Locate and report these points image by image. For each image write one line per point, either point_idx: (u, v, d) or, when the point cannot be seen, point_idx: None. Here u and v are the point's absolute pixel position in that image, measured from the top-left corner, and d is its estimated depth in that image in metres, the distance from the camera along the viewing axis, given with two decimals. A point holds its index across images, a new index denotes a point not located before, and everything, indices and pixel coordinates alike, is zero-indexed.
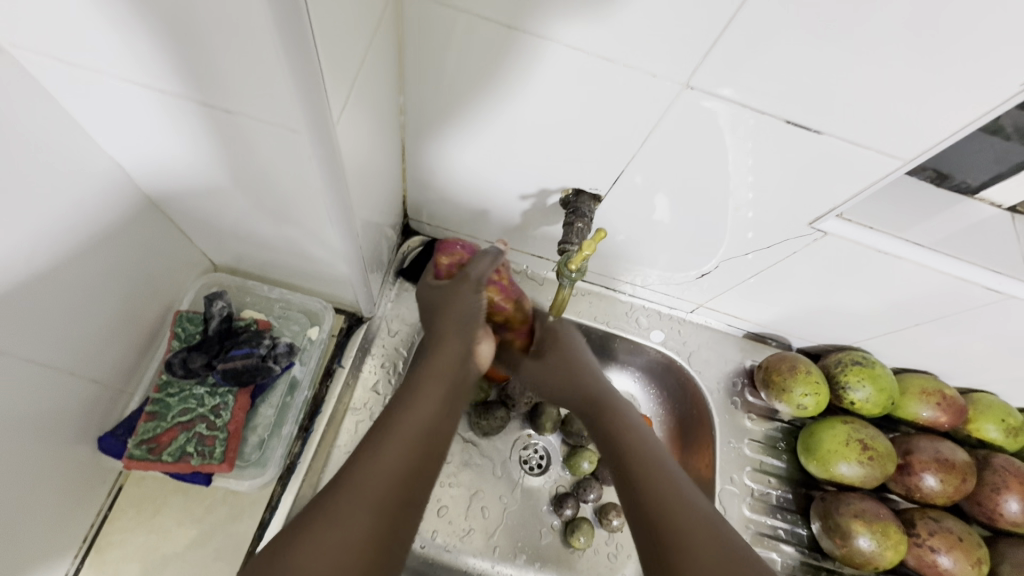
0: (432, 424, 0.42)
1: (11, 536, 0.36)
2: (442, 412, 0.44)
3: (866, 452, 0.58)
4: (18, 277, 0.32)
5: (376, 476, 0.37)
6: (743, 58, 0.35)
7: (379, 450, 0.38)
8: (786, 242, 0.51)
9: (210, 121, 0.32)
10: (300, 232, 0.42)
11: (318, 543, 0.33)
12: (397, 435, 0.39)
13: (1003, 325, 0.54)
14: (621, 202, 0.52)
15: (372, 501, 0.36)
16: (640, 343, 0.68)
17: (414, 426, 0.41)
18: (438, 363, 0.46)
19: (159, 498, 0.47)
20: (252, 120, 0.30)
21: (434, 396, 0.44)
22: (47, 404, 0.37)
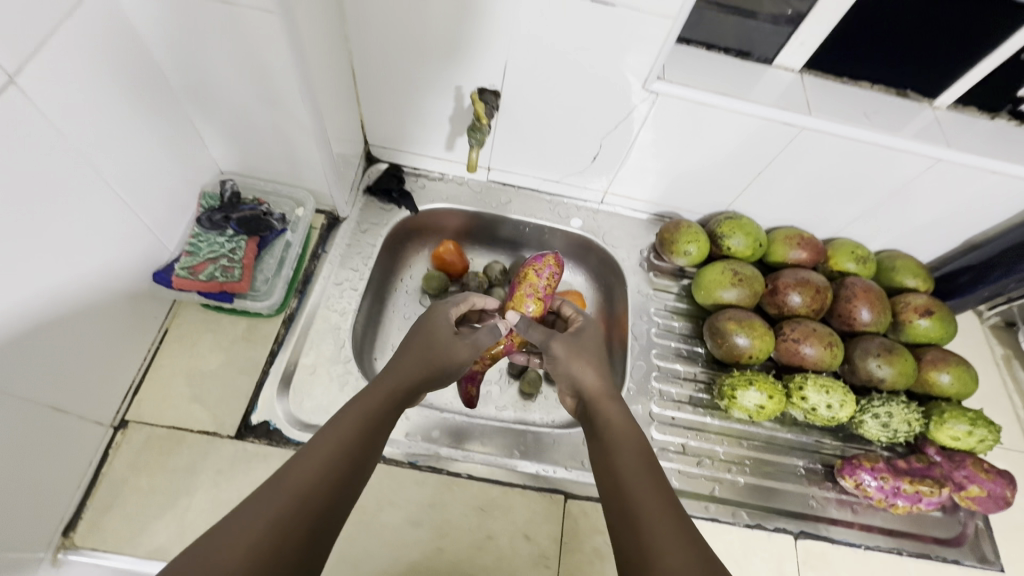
0: (371, 431, 0.47)
1: (93, 325, 0.53)
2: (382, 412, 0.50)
3: (736, 277, 0.75)
4: (102, 129, 0.49)
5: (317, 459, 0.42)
6: None
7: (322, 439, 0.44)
8: (637, 109, 0.69)
9: (219, 18, 0.50)
10: (287, 121, 0.61)
11: (255, 513, 0.37)
12: (335, 439, 0.45)
13: (813, 159, 0.72)
14: (518, 97, 0.70)
15: (303, 485, 0.40)
16: (563, 229, 0.86)
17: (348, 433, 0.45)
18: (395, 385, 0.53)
19: (195, 335, 0.64)
20: (247, 9, 0.48)
21: (369, 409, 0.49)
22: (119, 236, 0.54)
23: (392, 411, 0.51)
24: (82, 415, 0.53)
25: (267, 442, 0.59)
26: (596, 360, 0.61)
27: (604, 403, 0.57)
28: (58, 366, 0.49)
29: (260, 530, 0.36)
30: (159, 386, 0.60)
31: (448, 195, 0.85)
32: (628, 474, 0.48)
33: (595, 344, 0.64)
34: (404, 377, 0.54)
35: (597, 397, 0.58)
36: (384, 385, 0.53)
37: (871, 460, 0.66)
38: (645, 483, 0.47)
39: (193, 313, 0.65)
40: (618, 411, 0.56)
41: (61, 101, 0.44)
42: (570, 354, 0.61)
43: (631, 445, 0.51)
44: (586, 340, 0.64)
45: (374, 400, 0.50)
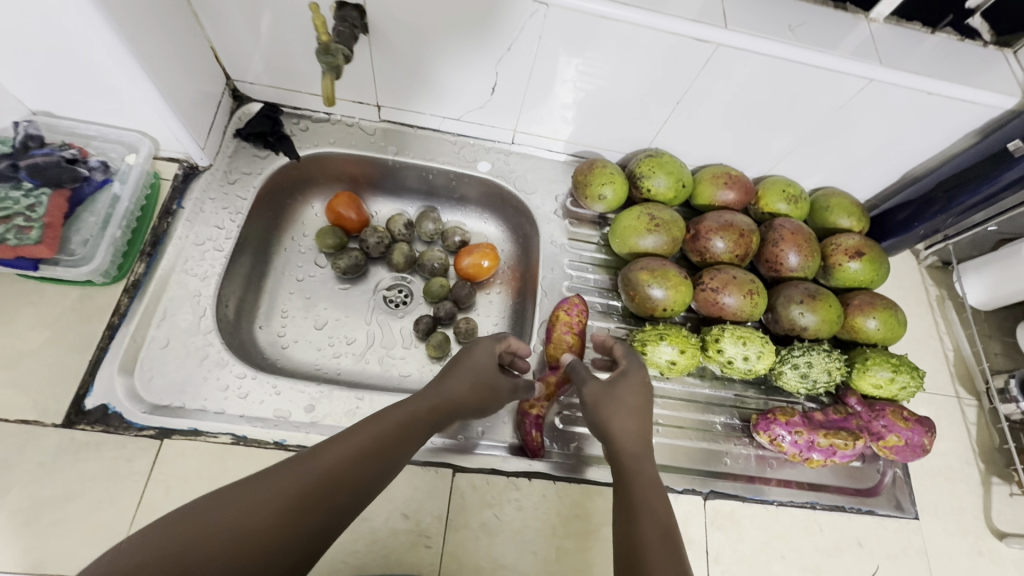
0: (383, 465, 0.43)
1: None
2: (406, 434, 0.46)
3: (653, 222, 0.68)
4: None
5: (310, 470, 0.40)
6: None
7: (332, 444, 0.42)
8: (527, 25, 0.59)
9: None
10: (85, 48, 0.49)
11: (230, 512, 0.36)
12: (344, 446, 0.42)
13: (733, 83, 0.64)
14: (389, 14, 0.59)
15: (305, 484, 0.39)
16: (470, 174, 0.77)
17: (359, 450, 0.42)
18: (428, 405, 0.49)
19: (13, 309, 0.54)
20: None
21: (374, 441, 0.43)
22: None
23: (422, 431, 0.48)
24: None
25: (102, 428, 0.52)
26: (639, 413, 0.52)
27: (630, 453, 0.49)
28: None
29: (235, 534, 0.35)
30: None
31: (335, 139, 0.75)
32: (643, 531, 0.41)
33: (639, 386, 0.54)
34: (448, 391, 0.51)
35: (626, 442, 0.49)
36: (400, 411, 0.47)
37: (786, 414, 0.62)
38: (656, 545, 0.39)
39: (10, 283, 0.55)
40: (642, 459, 0.48)
41: None
42: (602, 402, 0.52)
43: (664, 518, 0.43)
44: (630, 382, 0.54)
45: (376, 429, 0.44)
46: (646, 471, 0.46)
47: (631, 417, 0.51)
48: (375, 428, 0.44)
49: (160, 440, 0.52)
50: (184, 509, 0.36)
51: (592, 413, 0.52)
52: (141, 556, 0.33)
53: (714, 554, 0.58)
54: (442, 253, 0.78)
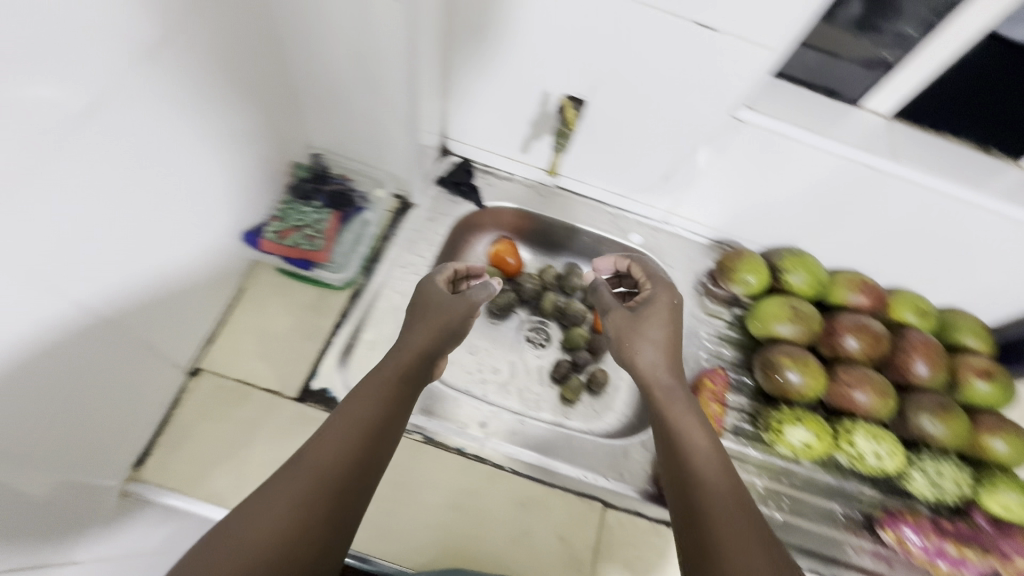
0: (391, 410, 0.50)
1: (183, 276, 0.56)
2: (386, 406, 0.50)
3: (794, 313, 0.75)
4: (221, 90, 0.53)
5: (320, 457, 0.45)
6: None
7: (331, 432, 0.46)
8: (718, 133, 0.69)
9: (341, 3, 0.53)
10: (382, 105, 0.64)
11: (274, 508, 0.42)
12: (342, 429, 0.47)
13: (887, 204, 0.72)
14: (601, 109, 0.71)
15: (339, 449, 0.45)
16: (622, 243, 0.87)
17: (365, 406, 0.49)
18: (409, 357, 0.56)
19: (268, 297, 0.67)
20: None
21: (374, 398, 0.50)
22: (208, 193, 0.56)
23: (400, 385, 0.53)
24: (165, 358, 0.56)
25: (324, 408, 0.62)
26: (663, 343, 0.58)
27: (657, 389, 0.55)
28: (153, 309, 0.52)
29: (269, 526, 0.41)
30: (230, 340, 0.63)
31: (514, 195, 0.87)
32: (708, 479, 0.47)
33: (666, 311, 0.60)
34: (403, 364, 0.55)
35: (652, 383, 0.56)
36: (377, 377, 0.52)
37: (915, 516, 0.67)
38: (729, 503, 0.45)
39: (267, 276, 0.68)
40: (682, 405, 0.54)
41: (180, 62, 0.46)
42: (623, 328, 0.60)
43: (693, 431, 0.51)
44: (654, 305, 0.61)
45: (370, 408, 0.48)
46: (675, 396, 0.54)
47: (657, 330, 0.59)
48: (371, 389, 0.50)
49: None
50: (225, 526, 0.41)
51: (613, 343, 0.60)
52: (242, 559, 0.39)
53: None
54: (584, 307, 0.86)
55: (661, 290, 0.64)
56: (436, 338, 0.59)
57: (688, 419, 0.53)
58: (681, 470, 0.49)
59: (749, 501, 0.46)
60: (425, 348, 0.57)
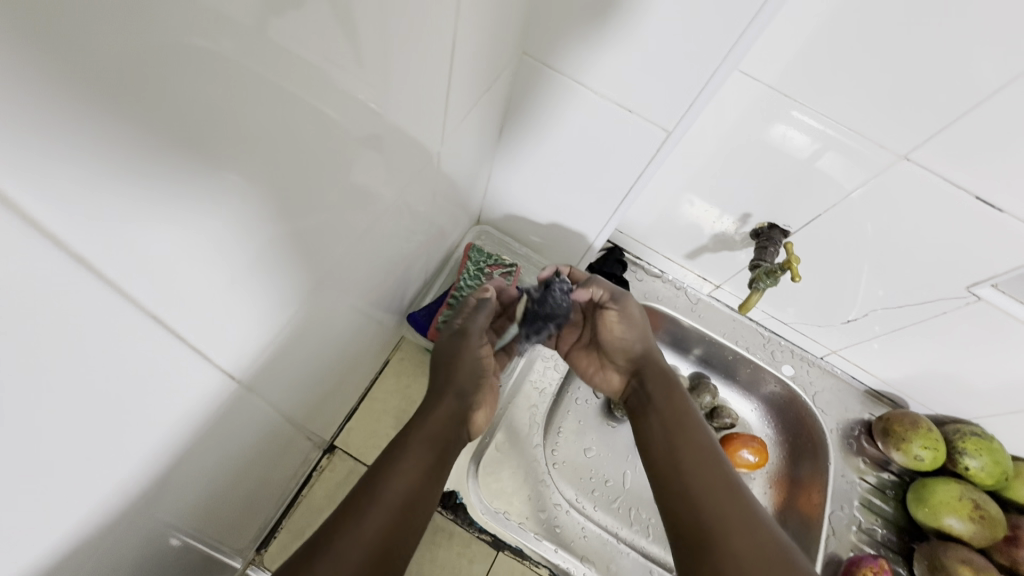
0: (429, 473, 0.46)
1: (346, 357, 0.52)
2: (423, 477, 0.46)
3: (977, 510, 0.65)
4: (440, 175, 0.50)
5: (353, 547, 0.38)
6: (939, 134, 0.48)
7: (360, 514, 0.41)
8: (939, 300, 0.60)
9: (598, 113, 0.50)
10: (590, 197, 0.60)
11: None
12: (371, 515, 0.41)
13: None
14: (803, 242, 0.64)
15: (385, 506, 0.42)
16: (771, 372, 0.79)
17: (415, 465, 0.45)
18: (440, 414, 0.50)
19: (411, 375, 0.62)
20: (637, 117, 0.49)
21: (422, 458, 0.47)
22: (394, 269, 0.53)
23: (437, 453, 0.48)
24: (309, 437, 0.52)
25: (452, 517, 0.56)
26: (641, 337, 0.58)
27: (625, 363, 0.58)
28: (311, 393, 0.48)
29: None
30: (368, 421, 0.59)
31: (662, 296, 0.80)
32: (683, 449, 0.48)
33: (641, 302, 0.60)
34: (432, 428, 0.49)
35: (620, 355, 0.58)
36: (424, 424, 0.49)
37: None
38: (705, 474, 0.46)
39: (413, 351, 0.63)
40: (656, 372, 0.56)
41: (420, 153, 0.42)
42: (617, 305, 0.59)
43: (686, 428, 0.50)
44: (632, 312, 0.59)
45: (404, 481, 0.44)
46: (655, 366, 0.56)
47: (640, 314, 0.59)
48: (404, 447, 0.46)
49: (495, 550, 0.56)
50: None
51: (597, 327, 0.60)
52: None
53: None
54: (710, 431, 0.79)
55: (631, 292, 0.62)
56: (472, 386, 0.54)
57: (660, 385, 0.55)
58: (682, 464, 0.47)
59: (753, 506, 0.44)
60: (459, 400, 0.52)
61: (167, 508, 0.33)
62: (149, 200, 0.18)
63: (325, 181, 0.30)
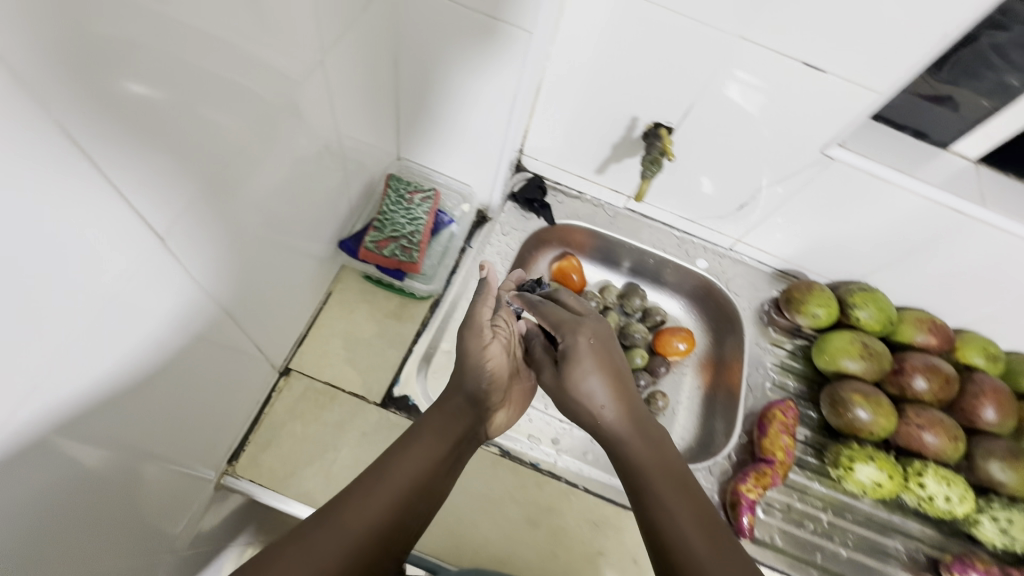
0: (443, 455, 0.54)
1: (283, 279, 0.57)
2: (435, 462, 0.53)
3: (865, 350, 0.75)
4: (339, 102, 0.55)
5: (358, 519, 0.46)
6: (762, 11, 0.55)
7: (376, 489, 0.49)
8: (804, 169, 0.70)
9: (474, 26, 0.56)
10: (486, 119, 0.68)
11: (304, 554, 0.42)
12: (380, 492, 0.49)
13: (973, 250, 0.71)
14: (685, 136, 0.72)
15: (393, 489, 0.49)
16: (688, 267, 0.88)
17: (426, 459, 0.53)
18: (457, 401, 0.58)
19: (355, 302, 0.68)
20: (507, 24, 0.55)
21: (434, 451, 0.54)
22: (316, 198, 0.59)
23: (452, 442, 0.56)
24: (262, 356, 0.58)
25: (406, 415, 0.63)
26: (603, 369, 0.53)
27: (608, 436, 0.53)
28: (254, 308, 0.53)
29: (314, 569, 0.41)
30: (318, 345, 0.65)
31: (583, 214, 0.88)
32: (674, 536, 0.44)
33: (603, 343, 0.55)
34: (445, 420, 0.57)
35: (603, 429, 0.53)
36: (439, 416, 0.57)
37: (985, 563, 0.66)
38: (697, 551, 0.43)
39: (354, 282, 0.69)
40: (636, 436, 0.51)
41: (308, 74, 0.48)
42: (580, 352, 0.54)
43: (654, 461, 0.49)
44: (574, 359, 0.54)
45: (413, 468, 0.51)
46: (631, 432, 0.51)
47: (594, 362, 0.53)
48: (419, 440, 0.54)
49: None
50: (271, 549, 0.42)
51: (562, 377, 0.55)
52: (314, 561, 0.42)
53: None
54: (644, 329, 0.88)
55: (574, 334, 0.56)
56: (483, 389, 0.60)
57: (641, 446, 0.50)
58: (669, 533, 0.44)
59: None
60: (473, 401, 0.59)
61: (137, 384, 0.39)
62: (20, 72, 0.24)
63: (204, 79, 0.35)
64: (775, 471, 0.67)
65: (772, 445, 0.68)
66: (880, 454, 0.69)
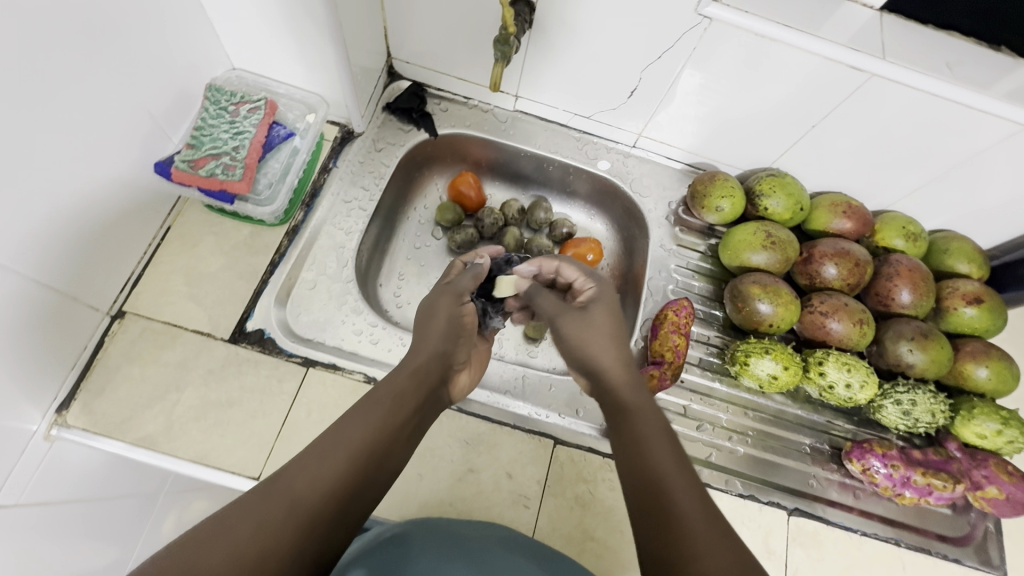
0: (401, 417, 0.46)
1: (89, 213, 0.51)
2: (399, 422, 0.46)
3: (769, 239, 0.69)
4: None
5: (307, 486, 0.38)
6: None
7: (328, 451, 0.41)
8: (686, 37, 0.61)
9: None
10: (300, 12, 0.56)
11: (237, 532, 0.35)
12: (331, 452, 0.41)
13: (878, 114, 0.64)
14: (553, 11, 0.63)
15: (349, 453, 0.41)
16: (589, 171, 0.80)
17: (383, 422, 0.44)
18: (419, 364, 0.52)
19: (198, 234, 0.62)
20: None
21: (393, 414, 0.46)
22: (111, 115, 0.51)
23: (415, 406, 0.48)
24: (77, 299, 0.52)
25: (259, 349, 0.59)
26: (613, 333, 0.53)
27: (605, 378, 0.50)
28: (46, 247, 0.47)
29: (242, 547, 0.34)
30: (157, 284, 0.59)
31: (471, 122, 0.80)
32: (658, 469, 0.42)
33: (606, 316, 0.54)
34: (404, 380, 0.49)
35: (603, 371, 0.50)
36: (399, 378, 0.49)
37: (883, 446, 0.63)
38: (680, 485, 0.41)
39: (195, 212, 0.63)
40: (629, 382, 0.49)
41: None
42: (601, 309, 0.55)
43: (646, 412, 0.47)
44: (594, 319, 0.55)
45: (367, 427, 0.43)
46: (623, 378, 0.49)
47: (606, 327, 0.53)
48: (377, 402, 0.46)
49: (305, 368, 0.59)
50: (220, 512, 0.36)
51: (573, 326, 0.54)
52: (255, 521, 0.36)
53: (793, 569, 0.59)
54: (548, 242, 0.82)
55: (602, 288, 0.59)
56: (449, 348, 0.55)
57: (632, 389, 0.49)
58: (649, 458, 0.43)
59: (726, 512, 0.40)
60: (439, 363, 0.53)
61: None
62: None
63: None
64: (664, 373, 0.63)
65: (661, 346, 0.64)
66: (778, 347, 0.65)
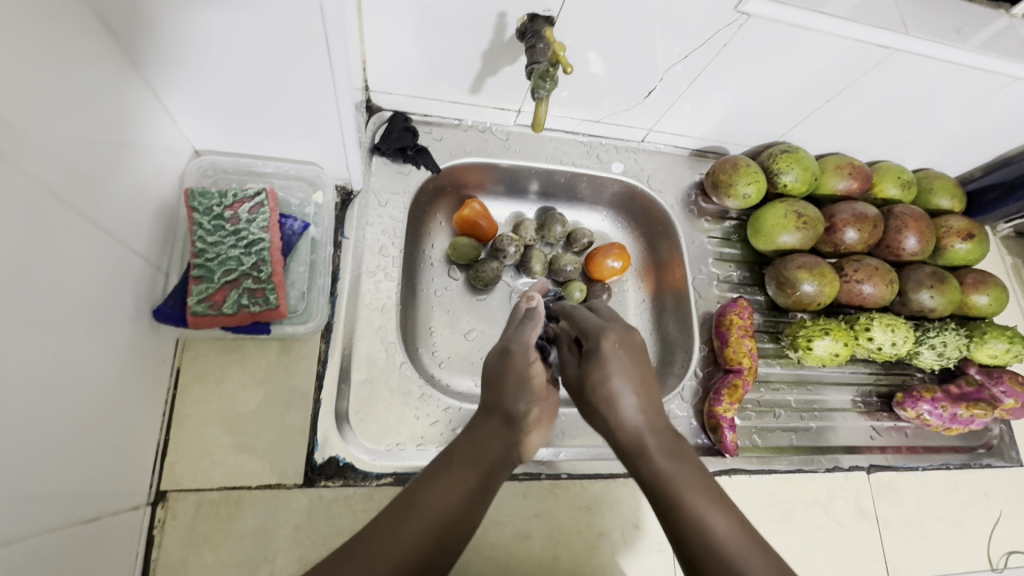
0: (478, 482, 0.43)
1: (92, 403, 0.40)
2: (473, 498, 0.42)
3: (801, 219, 0.70)
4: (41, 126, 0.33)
5: (381, 556, 0.36)
6: None
7: (395, 522, 0.38)
8: (718, 34, 0.57)
9: None
10: (295, 71, 0.46)
11: None
12: (405, 521, 0.38)
13: (891, 83, 0.65)
14: (570, 22, 0.55)
15: (420, 521, 0.39)
16: (603, 176, 0.76)
17: (457, 489, 0.41)
18: (476, 433, 0.46)
19: (219, 370, 0.52)
20: None
21: (464, 481, 0.42)
22: (87, 275, 0.39)
23: (485, 472, 0.44)
24: (112, 505, 0.42)
25: (342, 482, 0.51)
26: (638, 377, 0.46)
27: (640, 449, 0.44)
28: (62, 472, 0.36)
29: None
30: (192, 445, 0.49)
31: (469, 146, 0.71)
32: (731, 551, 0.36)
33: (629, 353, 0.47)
34: (470, 447, 0.45)
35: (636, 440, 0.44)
36: (464, 442, 0.45)
37: (930, 390, 0.69)
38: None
39: (206, 345, 0.52)
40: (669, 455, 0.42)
41: None
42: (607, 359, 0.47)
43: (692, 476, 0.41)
44: (605, 358, 0.47)
45: (441, 495, 0.40)
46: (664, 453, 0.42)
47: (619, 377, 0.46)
48: (447, 464, 0.43)
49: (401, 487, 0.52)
50: None
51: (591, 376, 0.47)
52: None
53: (883, 521, 0.65)
54: (573, 257, 0.76)
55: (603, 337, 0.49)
56: (523, 409, 0.48)
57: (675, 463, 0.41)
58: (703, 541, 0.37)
59: None
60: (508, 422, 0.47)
61: None
62: None
63: None
64: (745, 380, 0.64)
65: (736, 353, 0.65)
66: (831, 325, 0.68)
